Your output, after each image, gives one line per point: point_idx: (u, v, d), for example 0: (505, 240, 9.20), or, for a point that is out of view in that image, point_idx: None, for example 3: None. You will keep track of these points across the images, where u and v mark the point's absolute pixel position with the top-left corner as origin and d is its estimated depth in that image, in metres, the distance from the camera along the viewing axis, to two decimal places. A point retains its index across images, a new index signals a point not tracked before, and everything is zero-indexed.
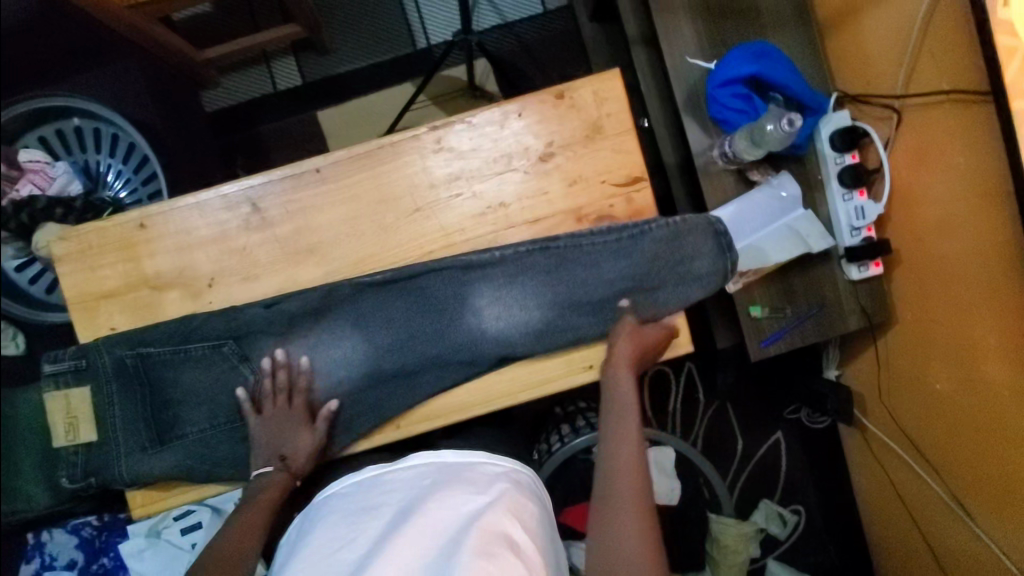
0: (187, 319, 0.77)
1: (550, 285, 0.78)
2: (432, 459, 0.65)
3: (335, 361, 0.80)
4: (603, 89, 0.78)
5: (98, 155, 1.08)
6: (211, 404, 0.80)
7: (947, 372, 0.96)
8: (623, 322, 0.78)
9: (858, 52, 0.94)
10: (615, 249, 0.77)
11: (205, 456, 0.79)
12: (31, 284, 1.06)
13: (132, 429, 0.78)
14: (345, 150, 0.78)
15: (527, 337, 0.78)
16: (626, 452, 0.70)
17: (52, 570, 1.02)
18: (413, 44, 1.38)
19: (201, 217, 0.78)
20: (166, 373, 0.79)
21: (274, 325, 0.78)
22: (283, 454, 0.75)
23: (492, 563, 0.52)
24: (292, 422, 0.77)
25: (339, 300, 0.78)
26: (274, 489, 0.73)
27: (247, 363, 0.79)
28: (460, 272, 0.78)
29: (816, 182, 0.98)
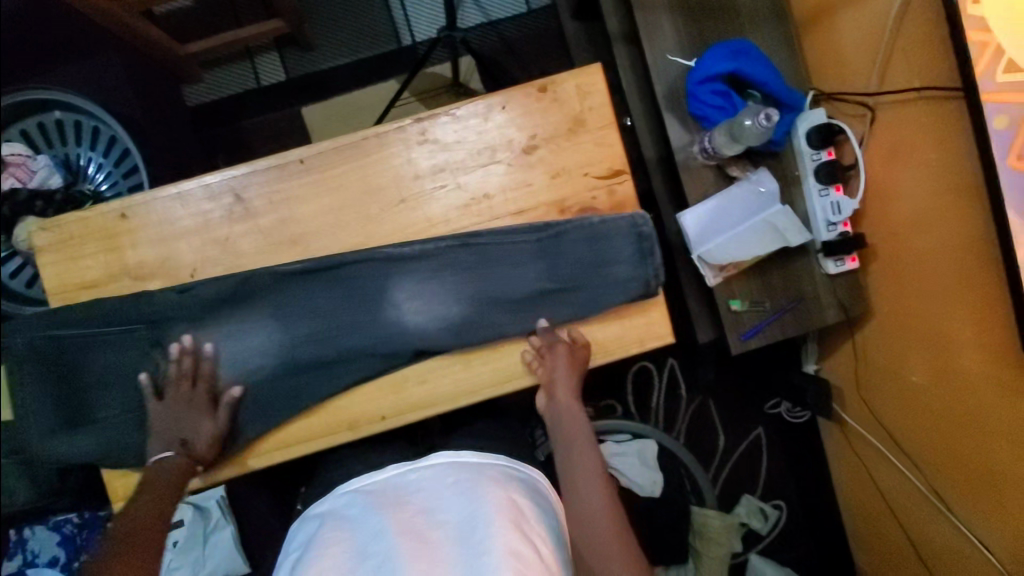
0: (102, 300, 0.77)
1: (470, 279, 0.79)
2: (451, 460, 0.67)
3: (250, 352, 0.80)
4: (586, 83, 0.80)
5: (78, 148, 1.06)
6: (123, 389, 0.79)
7: (922, 364, 0.99)
8: (541, 321, 0.79)
9: (834, 52, 0.97)
10: (538, 248, 0.79)
11: (113, 443, 0.77)
12: (12, 278, 1.02)
13: (44, 410, 0.77)
14: (329, 141, 0.78)
15: (445, 331, 0.79)
16: (582, 455, 0.71)
17: (34, 567, 1.00)
18: (397, 41, 1.38)
19: (183, 207, 0.78)
20: (77, 357, 0.78)
21: (191, 312, 0.78)
22: (183, 439, 0.75)
23: (519, 561, 0.54)
24: (189, 411, 0.76)
25: (257, 290, 0.78)
26: (168, 480, 0.72)
27: (160, 350, 0.78)
28: (382, 263, 0.79)
29: (794, 178, 1.00)
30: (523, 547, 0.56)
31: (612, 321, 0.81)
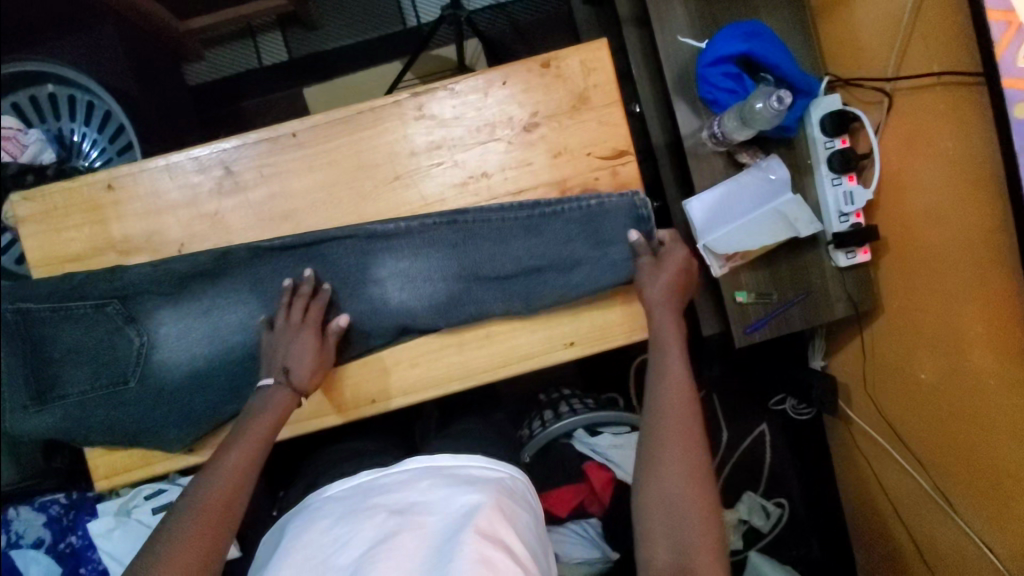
0: (70, 276, 0.75)
1: (455, 257, 0.76)
2: (426, 462, 0.64)
3: (225, 329, 0.78)
4: (591, 59, 0.76)
5: (70, 123, 1.04)
6: (94, 364, 0.77)
7: (932, 361, 0.95)
8: (527, 301, 0.76)
9: (850, 35, 0.93)
10: (525, 227, 0.76)
11: (82, 420, 0.76)
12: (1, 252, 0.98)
13: (12, 386, 0.76)
14: (323, 114, 0.75)
15: (429, 311, 0.77)
16: (678, 393, 0.65)
17: (17, 548, 1.01)
18: (402, 22, 1.35)
19: (171, 180, 0.75)
20: (45, 332, 0.76)
21: (163, 285, 0.76)
22: (286, 367, 0.72)
23: (491, 570, 0.51)
24: (299, 337, 0.73)
25: (234, 265, 0.75)
26: (273, 405, 0.69)
27: (132, 324, 0.77)
28: (364, 240, 0.76)
29: (805, 166, 0.96)
30: (494, 553, 0.52)
31: (613, 306, 0.78)
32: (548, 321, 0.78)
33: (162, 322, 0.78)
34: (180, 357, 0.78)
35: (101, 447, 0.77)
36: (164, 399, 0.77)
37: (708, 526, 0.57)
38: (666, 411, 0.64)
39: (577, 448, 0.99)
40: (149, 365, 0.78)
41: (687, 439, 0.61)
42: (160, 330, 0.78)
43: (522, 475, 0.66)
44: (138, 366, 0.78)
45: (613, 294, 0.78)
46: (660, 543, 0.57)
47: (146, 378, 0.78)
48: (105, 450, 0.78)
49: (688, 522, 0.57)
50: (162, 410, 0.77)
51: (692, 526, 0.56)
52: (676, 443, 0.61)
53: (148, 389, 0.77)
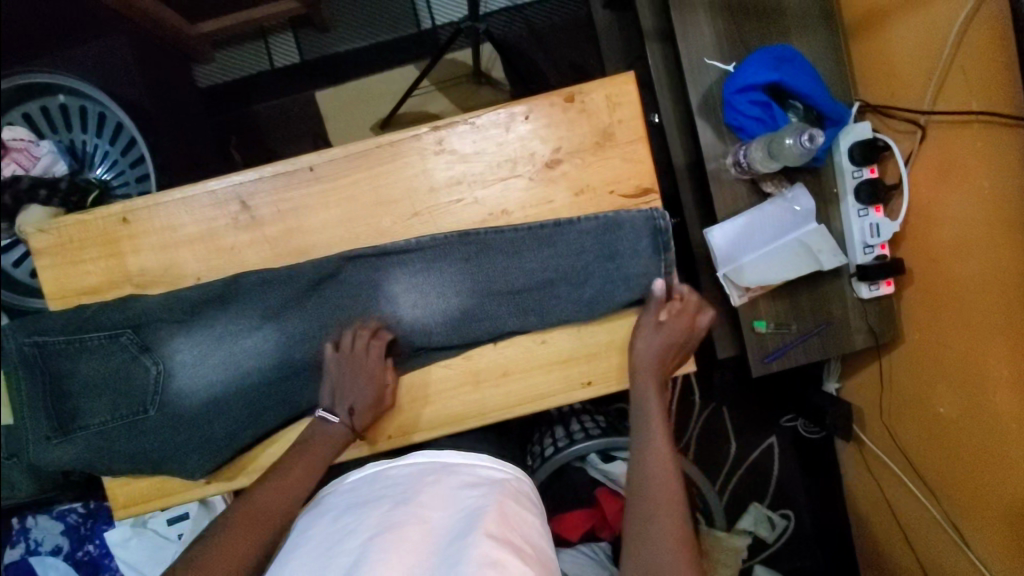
0: (82, 308, 0.74)
1: (470, 271, 0.76)
2: (430, 459, 0.64)
3: (241, 354, 0.77)
4: (617, 94, 0.74)
5: (82, 134, 1.02)
6: (112, 394, 0.77)
7: (949, 396, 0.94)
8: (542, 318, 0.76)
9: (885, 61, 0.90)
10: (537, 240, 0.75)
11: (106, 450, 0.76)
12: (15, 266, 1.03)
13: (36, 418, 0.76)
14: (342, 148, 0.74)
15: (443, 326, 0.76)
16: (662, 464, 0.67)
17: (36, 555, 1.03)
18: (417, 24, 1.31)
19: (187, 213, 0.74)
20: (62, 364, 0.76)
21: (175, 312, 0.75)
22: (350, 407, 0.73)
23: (499, 571, 0.49)
24: (364, 375, 0.73)
25: (244, 289, 0.75)
26: (326, 445, 0.71)
27: (147, 353, 0.77)
28: (374, 256, 0.75)
29: (831, 195, 0.94)
30: (502, 555, 0.51)
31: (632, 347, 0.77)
32: (567, 360, 0.77)
33: (176, 348, 0.77)
34: (196, 385, 0.78)
35: (124, 477, 0.77)
36: (185, 427, 0.77)
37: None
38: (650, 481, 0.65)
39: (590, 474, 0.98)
40: (166, 392, 0.77)
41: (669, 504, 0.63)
42: (175, 357, 0.77)
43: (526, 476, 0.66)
44: (156, 393, 0.77)
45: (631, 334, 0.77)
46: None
47: (165, 406, 0.77)
48: (129, 480, 0.78)
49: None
50: (181, 438, 0.77)
51: None
52: (662, 524, 0.61)
53: (169, 416, 0.77)
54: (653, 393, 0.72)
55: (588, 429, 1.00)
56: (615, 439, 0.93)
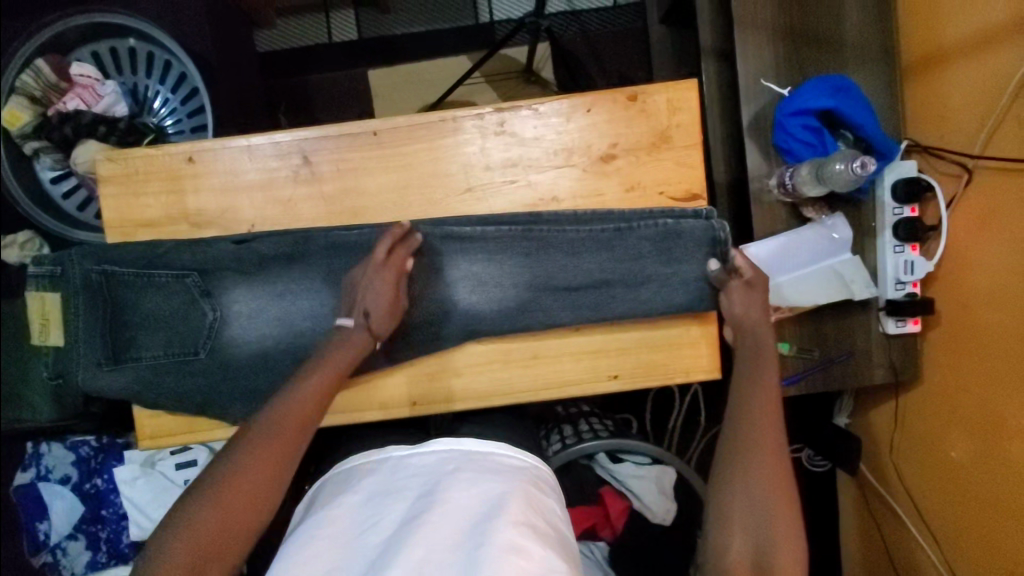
0: (157, 243, 0.77)
1: (529, 266, 0.77)
2: (452, 445, 0.62)
3: (297, 315, 0.79)
4: (678, 98, 0.76)
5: (146, 79, 1.05)
6: (168, 331, 0.79)
7: (964, 442, 0.94)
8: (592, 314, 0.77)
9: (939, 103, 0.92)
10: (597, 243, 0.76)
11: (155, 384, 0.78)
12: (65, 199, 1.06)
13: (91, 344, 0.78)
14: (406, 118, 0.76)
15: (498, 316, 0.77)
16: (765, 409, 0.66)
17: (45, 481, 1.05)
18: (474, 16, 1.34)
19: (251, 160, 0.76)
20: (127, 295, 0.78)
21: (242, 264, 0.77)
22: (365, 311, 0.71)
23: (524, 558, 0.50)
24: (382, 279, 0.72)
25: (310, 250, 0.77)
26: (348, 350, 0.70)
27: (207, 299, 0.79)
28: (437, 240, 0.76)
29: (869, 228, 0.96)
30: (525, 544, 0.51)
31: (662, 347, 0.79)
32: (595, 351, 0.79)
33: (234, 298, 0.79)
34: (249, 336, 0.79)
35: (170, 413, 0.79)
36: (233, 375, 0.79)
37: (790, 537, 0.59)
38: (750, 425, 0.65)
39: (597, 473, 0.99)
40: (219, 339, 0.79)
41: (768, 452, 0.63)
42: (232, 306, 0.79)
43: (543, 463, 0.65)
44: (209, 338, 0.79)
45: (670, 334, 0.79)
46: (739, 538, 0.59)
47: (215, 351, 0.79)
48: (173, 415, 0.80)
49: (766, 529, 0.59)
50: (229, 383, 0.78)
51: (771, 532, 0.59)
52: (759, 453, 0.63)
53: (219, 362, 0.79)
54: (769, 343, 0.71)
55: (597, 430, 1.01)
56: (626, 441, 0.92)
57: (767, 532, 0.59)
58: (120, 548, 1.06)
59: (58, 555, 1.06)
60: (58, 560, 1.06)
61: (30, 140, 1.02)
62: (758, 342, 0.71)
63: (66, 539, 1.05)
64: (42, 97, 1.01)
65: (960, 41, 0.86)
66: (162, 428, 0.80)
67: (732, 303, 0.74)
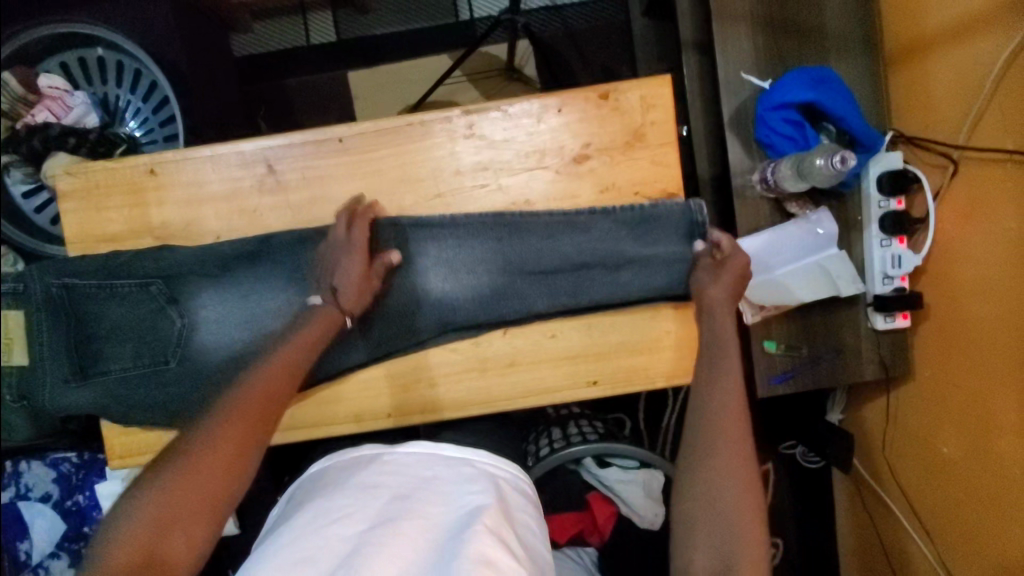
0: (116, 254, 0.75)
1: (501, 251, 0.76)
2: (434, 448, 0.61)
3: (266, 314, 0.77)
4: (652, 95, 0.74)
5: (116, 89, 1.03)
6: (136, 341, 0.77)
7: (954, 436, 0.93)
8: (569, 298, 0.75)
9: (922, 93, 0.89)
10: (571, 226, 0.75)
11: (124, 397, 0.76)
12: (36, 213, 1.04)
13: (56, 360, 0.76)
14: (372, 123, 0.74)
15: (470, 303, 0.76)
16: (728, 403, 0.63)
17: (26, 500, 1.05)
18: (455, 14, 1.32)
19: (214, 170, 0.75)
20: (90, 308, 0.76)
21: (208, 267, 0.75)
22: (333, 287, 0.70)
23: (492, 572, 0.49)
24: (350, 255, 0.71)
25: (276, 250, 0.75)
26: (321, 323, 0.69)
27: (174, 306, 0.77)
28: (408, 228, 0.75)
29: (855, 222, 0.94)
30: (498, 554, 0.50)
31: (642, 351, 0.77)
32: (575, 355, 0.77)
33: (203, 303, 0.77)
34: (220, 342, 0.77)
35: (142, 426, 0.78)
36: (205, 383, 0.77)
37: (756, 538, 0.55)
38: (714, 420, 0.61)
39: (586, 478, 0.97)
40: (189, 347, 0.77)
41: (733, 450, 0.59)
42: (201, 310, 0.77)
43: (524, 473, 0.63)
44: (179, 347, 0.77)
45: (650, 336, 0.77)
46: (703, 537, 0.55)
47: (185, 360, 0.77)
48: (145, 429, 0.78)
49: (731, 532, 0.55)
50: (201, 391, 0.77)
51: (734, 534, 0.55)
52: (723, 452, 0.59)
53: (191, 370, 0.77)
54: (729, 330, 0.68)
55: (586, 433, 0.99)
56: (612, 445, 0.90)
57: (732, 532, 0.55)
58: None
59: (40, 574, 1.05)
60: None
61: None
62: (720, 328, 0.68)
63: (49, 557, 1.05)
64: (10, 110, 1.01)
65: (943, 29, 0.84)
66: (134, 443, 0.78)
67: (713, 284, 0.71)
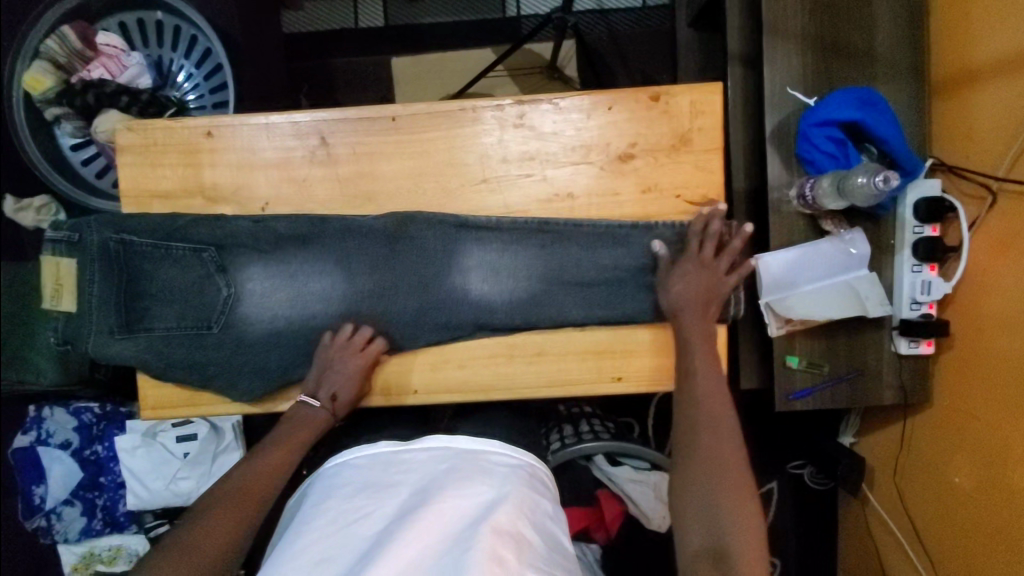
0: (174, 216, 0.77)
1: (543, 259, 0.77)
2: (448, 443, 0.61)
3: (308, 296, 0.79)
4: (702, 100, 0.75)
5: (171, 53, 1.06)
6: (183, 305, 0.79)
7: (968, 467, 0.93)
8: (604, 309, 0.77)
9: (964, 123, 0.90)
10: (611, 237, 0.76)
11: (166, 355, 0.78)
12: (84, 166, 1.07)
13: (104, 311, 0.78)
14: (424, 104, 0.75)
15: (508, 307, 0.78)
16: (715, 410, 0.68)
17: (45, 445, 1.07)
18: (502, 9, 1.34)
19: (269, 139, 0.77)
20: (143, 265, 0.79)
21: (260, 243, 0.78)
22: (332, 394, 0.75)
23: (501, 569, 0.48)
24: (349, 366, 0.75)
25: (326, 233, 0.77)
26: (308, 428, 0.73)
27: (223, 274, 0.79)
28: (453, 226, 0.77)
29: (887, 246, 0.94)
30: (509, 554, 0.50)
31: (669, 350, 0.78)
32: (601, 351, 0.78)
33: (251, 276, 0.79)
34: (262, 315, 0.79)
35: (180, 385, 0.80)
36: (246, 351, 0.79)
37: (753, 538, 0.59)
38: (701, 428, 0.67)
39: (594, 475, 0.97)
40: (233, 315, 0.79)
41: (730, 459, 0.64)
42: (248, 284, 0.79)
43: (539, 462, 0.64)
44: (223, 314, 0.79)
45: None
46: (696, 535, 0.60)
47: (229, 328, 0.79)
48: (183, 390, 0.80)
49: (731, 531, 0.59)
50: (241, 357, 0.79)
51: (733, 532, 0.59)
52: (720, 462, 0.64)
53: (232, 338, 0.79)
54: (698, 337, 0.73)
55: (598, 432, 0.99)
56: (629, 445, 0.91)
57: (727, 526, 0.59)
58: (115, 517, 1.09)
59: (52, 520, 1.08)
60: (51, 525, 1.08)
61: (52, 106, 1.03)
62: (692, 335, 0.73)
63: (62, 504, 1.08)
64: (66, 64, 1.01)
65: (990, 61, 0.84)
66: (167, 400, 0.80)
67: (675, 283, 0.74)
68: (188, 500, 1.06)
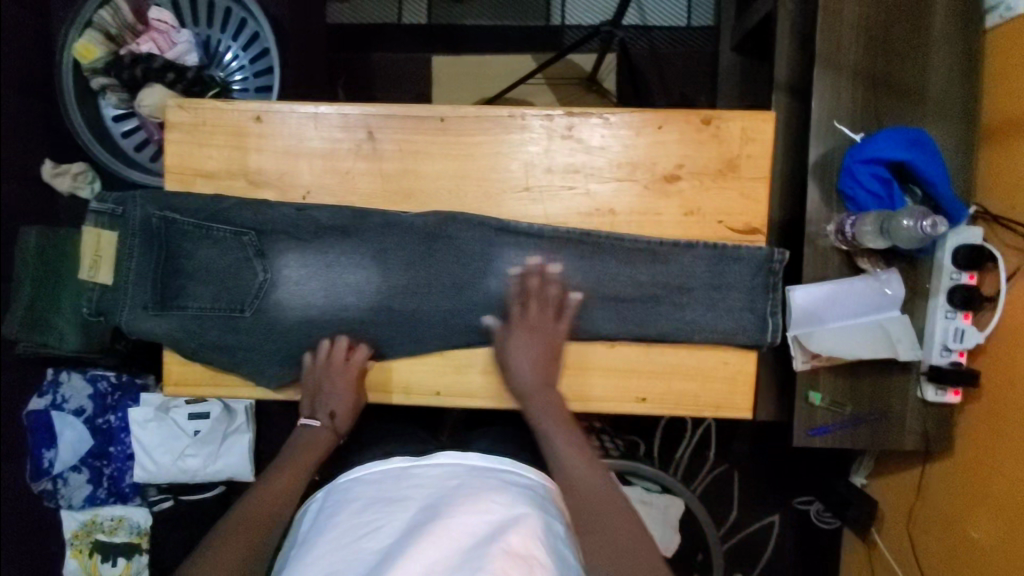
0: (217, 199, 0.78)
1: (581, 270, 0.76)
2: (459, 460, 0.62)
3: (344, 288, 0.79)
4: (752, 128, 0.75)
5: (220, 34, 1.07)
6: (218, 286, 0.79)
7: (986, 522, 0.91)
8: (642, 325, 0.76)
9: (1010, 172, 0.87)
10: (654, 254, 0.76)
11: (197, 336, 0.78)
12: (124, 137, 1.09)
13: (140, 286, 0.79)
14: (474, 107, 0.76)
15: (543, 315, 0.77)
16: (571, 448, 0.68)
17: (58, 410, 1.07)
18: (546, 17, 1.34)
19: (317, 129, 0.77)
20: (183, 244, 0.79)
21: (300, 231, 0.78)
22: (331, 412, 0.78)
23: None
24: (341, 387, 0.77)
25: (366, 227, 0.77)
26: (314, 446, 0.76)
27: (261, 259, 0.78)
28: (493, 230, 0.76)
29: (922, 290, 0.93)
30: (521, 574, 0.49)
31: (696, 376, 0.78)
32: (629, 370, 0.78)
33: (286, 263, 0.78)
34: (295, 302, 0.79)
35: (209, 366, 0.80)
36: (278, 338, 0.79)
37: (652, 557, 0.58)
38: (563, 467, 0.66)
39: None
40: (266, 300, 0.79)
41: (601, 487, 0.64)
42: (284, 270, 0.79)
43: (549, 484, 0.64)
44: (256, 298, 0.79)
45: (726, 343, 0.77)
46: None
47: (261, 313, 0.79)
48: (212, 370, 0.80)
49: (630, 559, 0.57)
50: (273, 342, 0.79)
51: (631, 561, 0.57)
52: (591, 492, 0.63)
53: (264, 323, 0.79)
54: (530, 385, 0.73)
55: (608, 449, 0.99)
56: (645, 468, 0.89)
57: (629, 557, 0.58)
58: (121, 487, 1.10)
59: (58, 485, 1.08)
60: (56, 490, 1.08)
61: (98, 76, 1.04)
62: (541, 399, 0.73)
63: (69, 470, 1.08)
64: (116, 35, 1.02)
65: None
66: (190, 379, 0.81)
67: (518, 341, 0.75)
68: (194, 478, 1.07)
